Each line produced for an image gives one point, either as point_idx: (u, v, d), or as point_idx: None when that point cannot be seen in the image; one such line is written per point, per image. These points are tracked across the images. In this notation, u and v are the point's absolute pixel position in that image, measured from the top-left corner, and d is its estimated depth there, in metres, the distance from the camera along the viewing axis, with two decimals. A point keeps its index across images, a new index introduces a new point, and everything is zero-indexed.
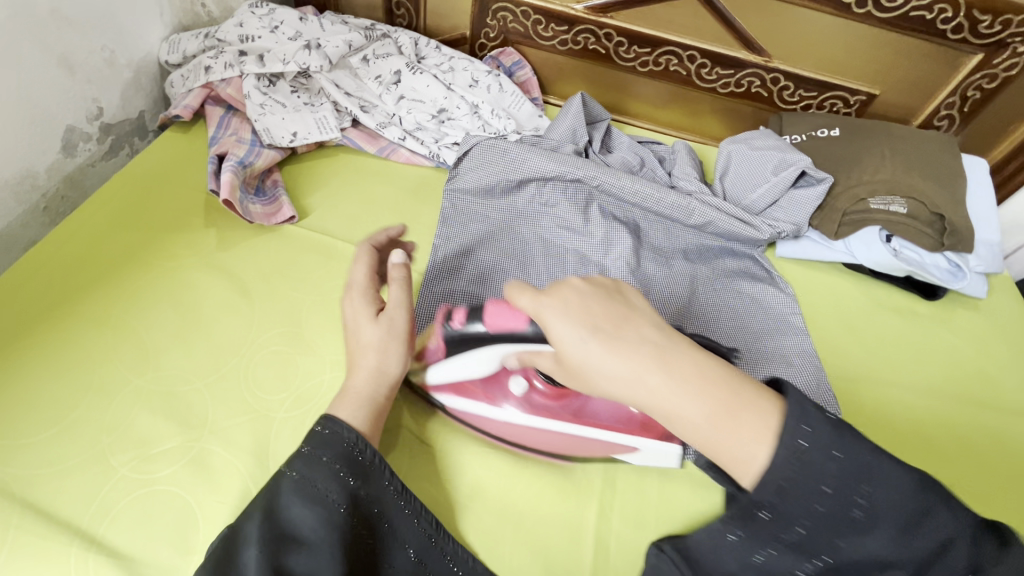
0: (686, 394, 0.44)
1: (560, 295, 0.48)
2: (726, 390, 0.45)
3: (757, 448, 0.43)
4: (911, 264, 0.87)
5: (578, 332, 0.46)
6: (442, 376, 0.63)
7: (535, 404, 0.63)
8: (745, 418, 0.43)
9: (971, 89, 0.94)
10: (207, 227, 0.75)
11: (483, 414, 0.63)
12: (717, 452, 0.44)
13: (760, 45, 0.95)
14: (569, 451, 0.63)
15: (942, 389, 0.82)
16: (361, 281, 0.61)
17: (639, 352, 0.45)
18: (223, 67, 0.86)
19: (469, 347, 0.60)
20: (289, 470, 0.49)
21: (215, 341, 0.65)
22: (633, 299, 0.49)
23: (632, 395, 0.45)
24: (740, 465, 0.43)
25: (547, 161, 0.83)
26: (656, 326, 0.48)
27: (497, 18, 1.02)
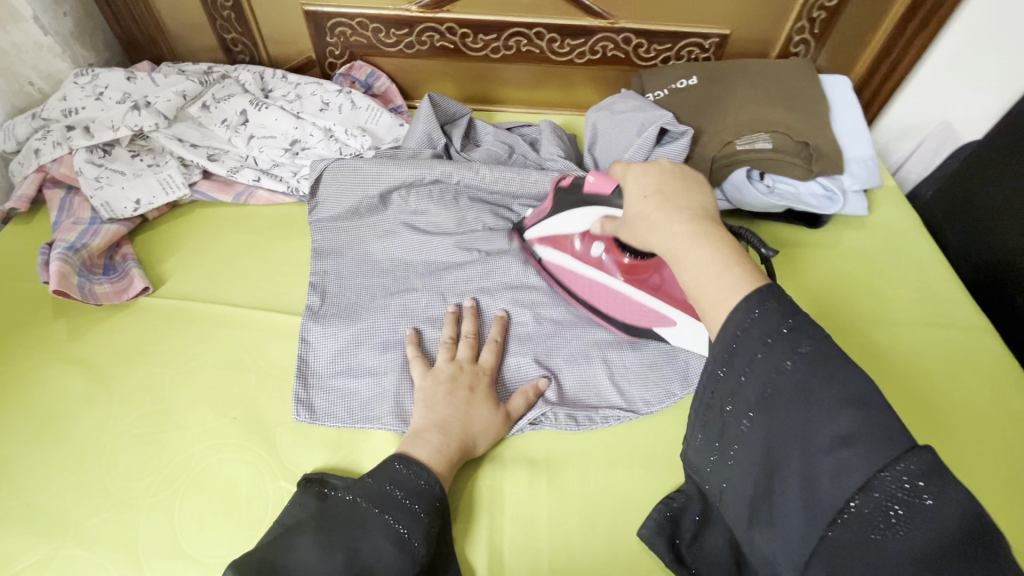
0: (702, 244, 0.45)
1: (643, 167, 0.53)
2: (741, 256, 0.45)
3: (730, 294, 0.42)
4: (788, 198, 0.86)
5: (645, 190, 0.51)
6: (543, 230, 0.75)
7: (604, 267, 0.71)
8: (738, 276, 0.43)
9: (816, 11, 0.95)
10: (56, 318, 0.72)
11: (563, 265, 0.75)
12: (702, 295, 0.44)
13: (601, 9, 0.94)
14: (614, 309, 0.72)
15: (837, 315, 0.81)
16: (491, 362, 0.68)
17: (683, 210, 0.48)
18: (51, 147, 0.82)
19: (566, 205, 0.70)
20: (387, 515, 0.50)
21: (74, 439, 0.62)
22: (707, 190, 0.52)
23: (660, 239, 0.48)
24: (714, 306, 0.43)
25: (401, 169, 0.80)
26: (713, 212, 0.49)
27: (337, 34, 0.99)
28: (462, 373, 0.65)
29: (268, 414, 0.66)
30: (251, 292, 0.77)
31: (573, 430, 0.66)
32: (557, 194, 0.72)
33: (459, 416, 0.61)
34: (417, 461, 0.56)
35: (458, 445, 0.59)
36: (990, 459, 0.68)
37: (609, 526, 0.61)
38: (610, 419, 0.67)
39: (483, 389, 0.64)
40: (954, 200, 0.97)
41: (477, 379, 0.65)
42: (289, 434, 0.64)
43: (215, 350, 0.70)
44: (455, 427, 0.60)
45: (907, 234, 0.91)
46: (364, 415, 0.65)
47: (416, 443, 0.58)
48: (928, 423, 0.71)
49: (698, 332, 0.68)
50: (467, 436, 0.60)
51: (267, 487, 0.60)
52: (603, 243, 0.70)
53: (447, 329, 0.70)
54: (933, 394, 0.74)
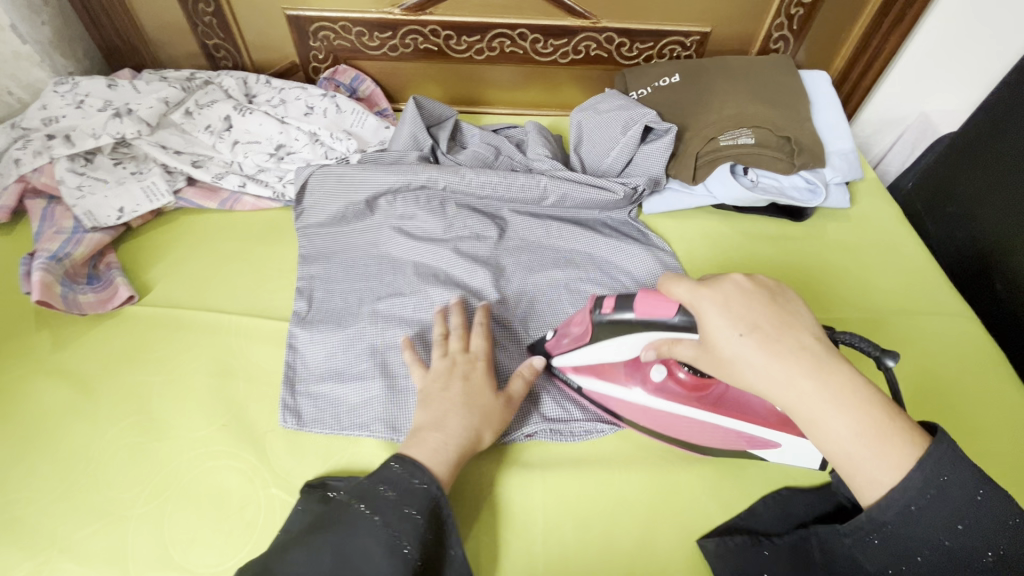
0: (838, 411, 0.45)
1: (723, 294, 0.49)
2: (879, 410, 0.45)
3: (889, 475, 0.44)
4: (771, 191, 0.88)
5: (734, 327, 0.48)
6: (580, 359, 0.66)
7: (670, 391, 0.64)
8: (893, 446, 0.44)
9: (794, 8, 0.97)
10: (39, 329, 0.71)
11: (623, 398, 0.65)
12: (853, 469, 0.46)
13: (583, 9, 0.94)
14: (696, 438, 0.64)
15: (825, 307, 0.82)
16: (483, 347, 0.66)
17: (796, 357, 0.47)
18: (31, 156, 0.81)
19: (616, 333, 0.59)
20: (373, 515, 0.50)
21: (60, 452, 0.61)
22: (800, 307, 0.50)
23: (784, 399, 0.47)
24: (874, 486, 0.45)
25: (388, 175, 0.81)
26: (817, 337, 0.48)
27: (320, 38, 0.99)
28: (457, 366, 0.64)
29: (258, 420, 0.65)
30: (239, 299, 0.76)
31: (567, 441, 0.67)
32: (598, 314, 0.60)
33: (458, 409, 0.60)
34: (414, 460, 0.55)
35: (461, 443, 0.58)
36: (977, 442, 0.69)
37: (603, 526, 0.61)
38: (593, 433, 0.67)
39: (478, 381, 0.63)
40: (935, 191, 0.99)
41: (471, 366, 0.64)
42: (281, 439, 0.64)
43: (202, 358, 0.70)
44: (452, 423, 0.59)
45: (889, 226, 0.92)
46: (355, 421, 0.65)
47: (415, 445, 0.57)
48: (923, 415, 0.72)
49: (811, 450, 0.62)
50: (471, 431, 0.59)
51: (259, 494, 0.60)
52: (663, 365, 0.64)
53: (438, 326, 0.69)
54: (927, 386, 0.74)
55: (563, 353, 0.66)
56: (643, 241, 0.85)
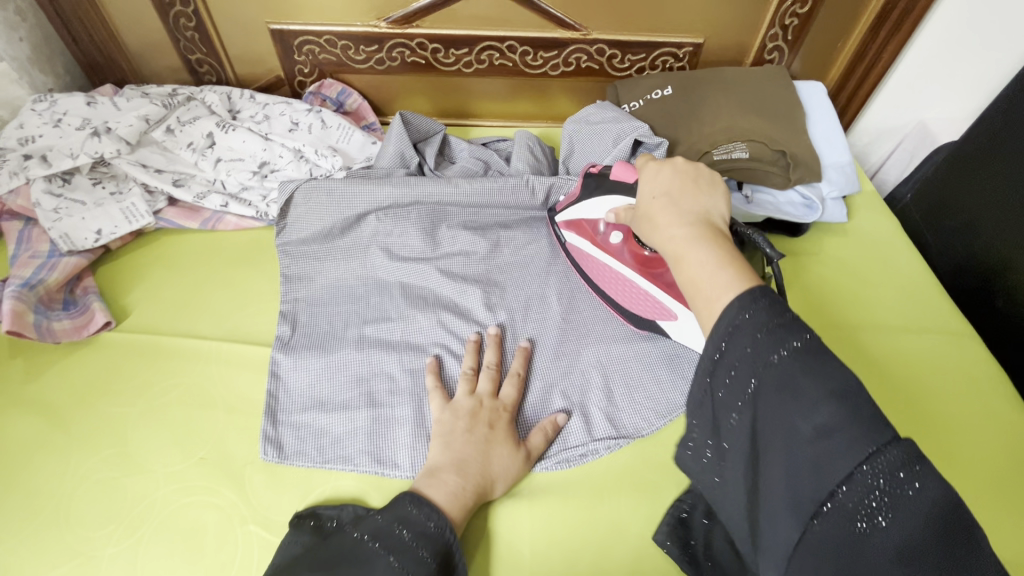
0: (702, 247, 0.45)
1: (660, 166, 0.55)
2: (739, 258, 0.44)
3: (720, 288, 0.42)
4: (767, 207, 0.85)
5: (655, 188, 0.53)
6: (568, 215, 0.77)
7: (622, 257, 0.73)
8: (731, 276, 0.42)
9: (789, 17, 0.95)
10: (12, 357, 0.69)
11: (586, 251, 0.76)
12: (696, 293, 0.44)
13: (573, 21, 0.92)
14: (627, 302, 0.73)
15: (821, 324, 0.81)
16: (512, 397, 0.66)
17: (688, 211, 0.49)
18: (7, 177, 0.79)
19: (595, 191, 0.72)
20: (391, 556, 0.48)
21: (29, 488, 0.59)
22: (721, 195, 0.52)
23: (661, 237, 0.49)
24: (705, 303, 0.43)
25: (378, 189, 0.79)
26: (719, 219, 0.50)
27: (305, 52, 0.97)
28: (484, 410, 0.63)
29: (236, 453, 0.63)
30: (219, 323, 0.74)
31: (560, 468, 0.64)
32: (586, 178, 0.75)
33: (478, 458, 0.59)
34: (429, 502, 0.55)
35: (474, 486, 0.58)
36: (991, 470, 0.67)
37: (595, 558, 0.59)
38: (602, 449, 0.65)
39: (502, 427, 0.63)
40: (933, 204, 0.97)
41: (498, 416, 0.63)
42: (260, 473, 0.62)
43: (181, 387, 0.67)
44: (471, 470, 0.58)
45: (887, 240, 0.90)
46: (336, 453, 0.63)
47: (430, 484, 0.57)
48: (939, 442, 0.69)
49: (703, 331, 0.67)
50: (485, 478, 0.59)
51: (236, 532, 0.58)
52: (622, 232, 0.73)
53: (469, 360, 0.68)
54: (941, 410, 0.72)
55: (562, 210, 0.79)
56: None
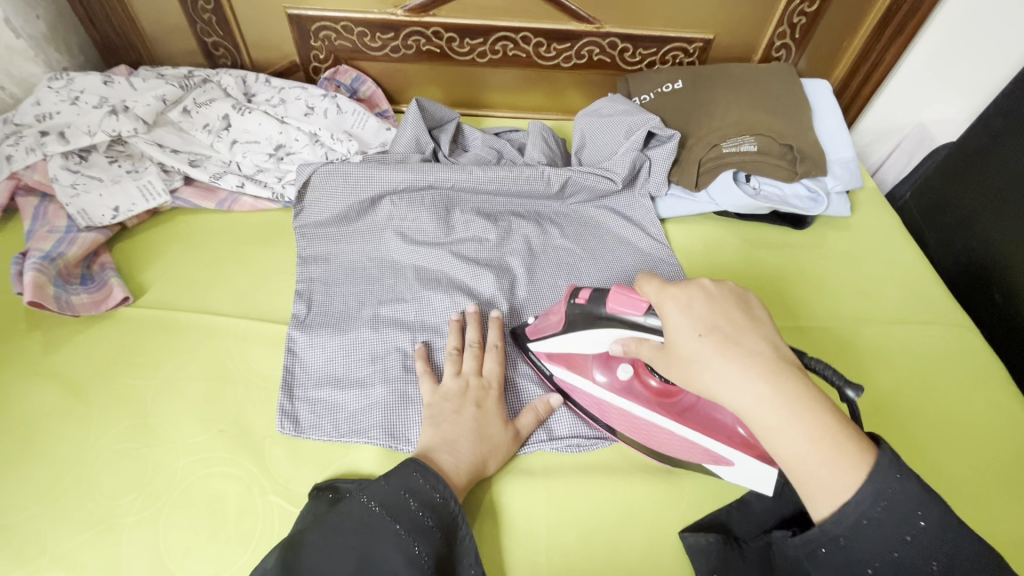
0: (796, 418, 0.43)
1: (685, 295, 0.49)
2: (840, 424, 0.44)
3: (843, 481, 0.42)
4: (774, 200, 0.88)
5: (693, 327, 0.47)
6: (554, 347, 0.66)
7: (635, 394, 0.63)
8: (850, 453, 0.42)
9: (797, 16, 0.97)
10: (30, 330, 0.69)
11: (587, 390, 0.66)
12: (803, 476, 0.43)
13: (587, 14, 0.94)
14: (659, 446, 0.63)
15: (825, 313, 0.83)
16: (496, 374, 0.67)
17: (753, 356, 0.45)
18: (24, 153, 0.79)
19: (577, 326, 0.61)
20: (398, 524, 0.50)
21: (50, 458, 0.60)
22: (766, 320, 0.49)
23: (738, 405, 0.45)
24: (828, 494, 0.42)
25: (394, 173, 0.80)
26: (782, 349, 0.47)
27: (321, 38, 0.98)
28: (472, 390, 0.64)
29: (256, 426, 0.64)
30: (237, 301, 0.75)
31: (568, 452, 0.66)
32: (569, 303, 0.62)
33: (470, 435, 0.60)
34: (436, 472, 0.55)
35: (474, 460, 0.59)
36: (986, 456, 0.70)
37: (607, 534, 0.60)
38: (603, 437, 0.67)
39: (489, 406, 0.63)
40: (933, 202, 1.00)
41: (485, 394, 0.64)
42: (281, 446, 0.63)
43: (199, 363, 0.68)
44: (463, 448, 0.59)
45: (889, 235, 0.93)
46: (353, 428, 0.64)
47: (433, 458, 0.58)
48: (936, 430, 0.72)
49: (764, 474, 0.58)
50: (478, 456, 0.59)
51: (257, 502, 0.58)
52: (631, 364, 0.64)
53: (453, 339, 0.69)
54: (939, 400, 0.74)
55: (537, 339, 0.67)
56: (633, 224, 0.87)
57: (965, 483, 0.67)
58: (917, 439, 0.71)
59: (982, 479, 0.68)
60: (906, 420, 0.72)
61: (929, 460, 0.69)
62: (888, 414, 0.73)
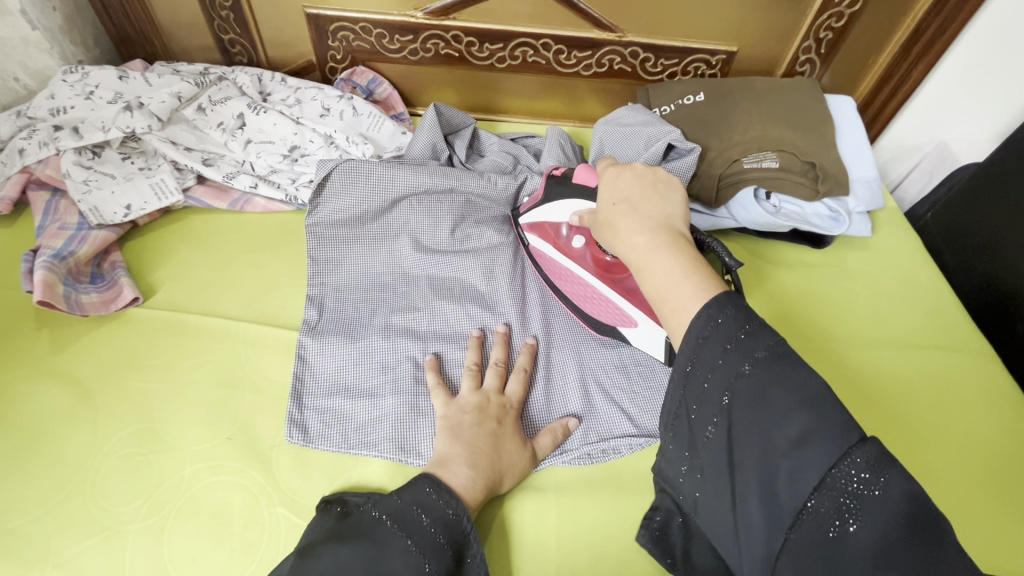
0: (663, 255, 0.48)
1: (619, 171, 0.58)
2: (699, 264, 0.48)
3: (686, 300, 0.45)
4: (794, 218, 0.86)
5: (613, 197, 0.55)
6: (533, 216, 0.75)
7: (583, 261, 0.71)
8: (696, 283, 0.46)
9: (823, 31, 0.95)
10: (38, 329, 0.68)
11: (545, 252, 0.75)
12: (662, 302, 0.48)
13: (609, 22, 0.93)
14: (588, 307, 0.72)
15: (842, 335, 0.81)
16: (518, 395, 0.66)
17: (650, 216, 0.52)
18: (37, 147, 0.78)
19: (556, 196, 0.71)
20: (409, 538, 0.48)
21: (57, 459, 0.59)
22: (679, 200, 0.55)
23: (625, 247, 0.52)
24: (673, 316, 0.46)
25: (415, 175, 0.79)
26: (679, 220, 0.53)
27: (339, 39, 0.96)
28: (491, 407, 0.63)
29: (263, 435, 0.63)
30: (247, 304, 0.74)
31: (584, 464, 0.64)
32: (549, 181, 0.74)
33: (487, 450, 0.59)
34: (449, 487, 0.55)
35: (485, 473, 0.57)
36: (1005, 488, 0.68)
37: (618, 557, 0.59)
38: (621, 450, 0.65)
39: (509, 425, 0.62)
40: (952, 224, 0.99)
41: (505, 413, 0.63)
42: (288, 457, 0.62)
43: (208, 367, 0.67)
44: (482, 461, 0.58)
45: (909, 257, 0.91)
46: (362, 439, 0.63)
47: (443, 473, 0.56)
48: (956, 461, 0.70)
49: (658, 338, 0.66)
50: (493, 471, 0.58)
51: (263, 513, 0.58)
52: (585, 236, 0.71)
53: (473, 355, 0.68)
54: (960, 431, 0.73)
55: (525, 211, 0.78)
56: None
57: (979, 516, 0.66)
58: (930, 469, 0.69)
59: (997, 513, 0.66)
60: (919, 448, 0.71)
61: (942, 491, 0.68)
62: (902, 443, 0.71)
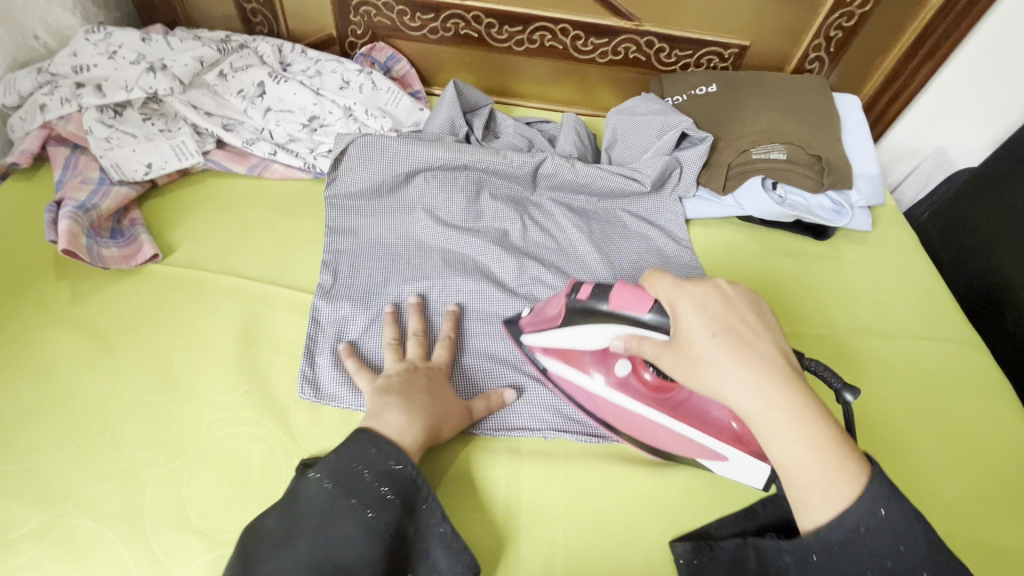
0: (799, 425, 0.45)
1: (702, 294, 0.50)
2: (840, 440, 0.46)
3: (834, 502, 0.44)
4: (798, 209, 0.89)
5: (709, 329, 0.48)
6: (550, 341, 0.65)
7: (629, 388, 0.63)
8: (847, 464, 0.45)
9: (833, 30, 0.98)
10: (58, 279, 0.69)
11: (579, 383, 0.66)
12: (794, 482, 0.46)
13: (627, 10, 0.95)
14: (651, 437, 0.64)
15: (840, 323, 0.84)
16: (444, 358, 0.67)
17: (765, 362, 0.47)
18: (59, 103, 0.79)
19: (584, 321, 0.61)
20: (348, 496, 0.49)
21: (77, 406, 0.60)
22: (775, 326, 0.51)
23: (740, 406, 0.47)
24: (810, 505, 0.45)
25: (430, 150, 0.81)
26: (787, 353, 0.49)
27: (360, 13, 0.98)
28: (419, 370, 0.63)
29: (280, 391, 0.64)
30: (265, 266, 0.75)
31: (590, 442, 0.66)
32: (570, 303, 0.61)
33: (424, 401, 0.59)
34: (385, 436, 0.54)
35: (427, 425, 0.57)
36: (992, 470, 0.72)
37: (620, 519, 0.61)
38: (611, 440, 0.66)
39: (434, 382, 0.63)
40: (950, 225, 1.02)
41: (433, 373, 0.64)
42: (305, 413, 0.63)
43: (226, 324, 0.68)
44: (416, 409, 0.58)
45: (906, 252, 0.94)
46: None
47: (376, 422, 0.56)
48: (948, 445, 0.73)
49: (758, 468, 0.60)
50: (431, 418, 0.58)
51: (281, 463, 0.59)
52: (629, 360, 0.63)
53: (391, 330, 0.67)
54: (952, 416, 0.76)
55: (534, 332, 0.66)
56: (659, 228, 0.87)
57: (960, 495, 0.69)
58: (916, 450, 0.72)
59: (982, 493, 0.70)
60: (905, 429, 0.74)
61: (928, 471, 0.71)
62: (895, 427, 0.74)
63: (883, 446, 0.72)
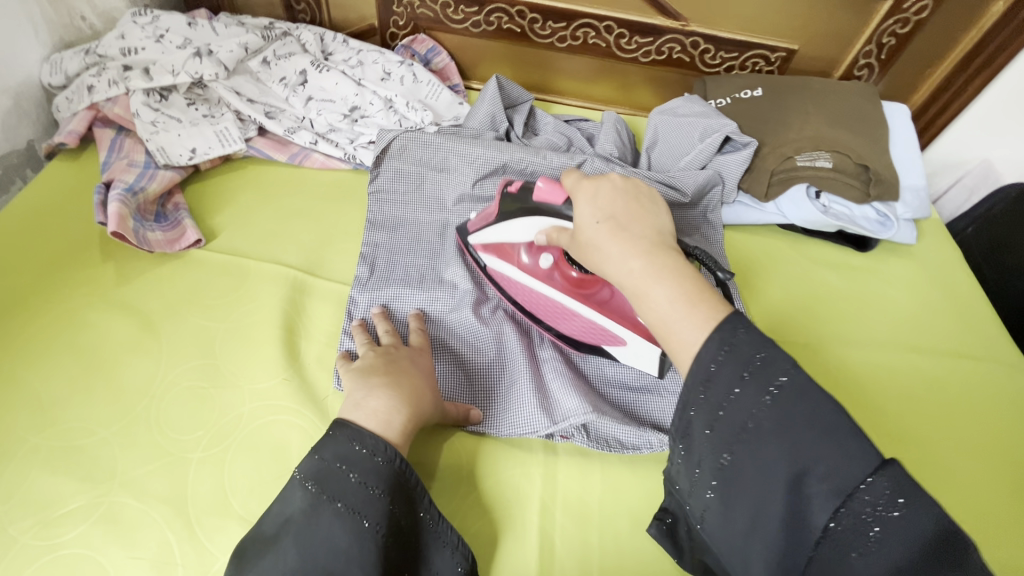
0: (662, 280, 0.44)
1: (594, 185, 0.52)
2: (702, 288, 0.44)
3: (693, 335, 0.41)
4: (841, 219, 0.88)
5: (596, 214, 0.50)
6: (488, 237, 0.69)
7: (552, 281, 0.66)
8: (703, 312, 0.42)
9: (886, 36, 0.96)
10: (105, 261, 0.70)
11: (508, 275, 0.69)
12: (666, 333, 0.43)
13: (675, 10, 0.93)
14: (568, 328, 0.68)
15: (880, 336, 0.83)
16: (421, 346, 0.64)
17: (641, 236, 0.48)
18: (107, 84, 0.79)
19: (514, 215, 0.65)
20: (334, 502, 0.46)
21: (120, 387, 0.61)
22: (665, 212, 0.52)
23: (616, 273, 0.47)
24: (678, 347, 0.42)
25: (474, 147, 0.79)
26: (670, 235, 0.50)
27: (404, 5, 0.97)
28: (398, 354, 0.61)
29: (318, 383, 0.64)
30: (305, 256, 0.75)
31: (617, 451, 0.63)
32: (503, 198, 0.67)
33: (406, 384, 0.57)
34: (366, 430, 0.51)
35: (407, 409, 0.54)
36: None
37: None
38: (641, 448, 0.63)
39: (410, 366, 0.60)
40: (995, 241, 0.99)
41: (410, 359, 0.61)
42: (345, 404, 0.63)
43: (267, 311, 0.68)
44: (400, 387, 0.56)
45: (950, 266, 0.92)
46: None
47: (362, 409, 0.53)
48: (990, 467, 0.71)
49: (652, 354, 0.64)
50: (414, 404, 0.56)
51: None
52: (553, 255, 0.66)
53: (362, 337, 0.63)
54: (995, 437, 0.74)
55: (478, 230, 0.70)
56: (700, 238, 0.85)
57: (996, 516, 0.67)
58: (954, 470, 0.71)
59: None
60: (941, 445, 0.73)
61: (969, 493, 0.69)
62: (932, 443, 0.73)
63: (922, 466, 0.71)
